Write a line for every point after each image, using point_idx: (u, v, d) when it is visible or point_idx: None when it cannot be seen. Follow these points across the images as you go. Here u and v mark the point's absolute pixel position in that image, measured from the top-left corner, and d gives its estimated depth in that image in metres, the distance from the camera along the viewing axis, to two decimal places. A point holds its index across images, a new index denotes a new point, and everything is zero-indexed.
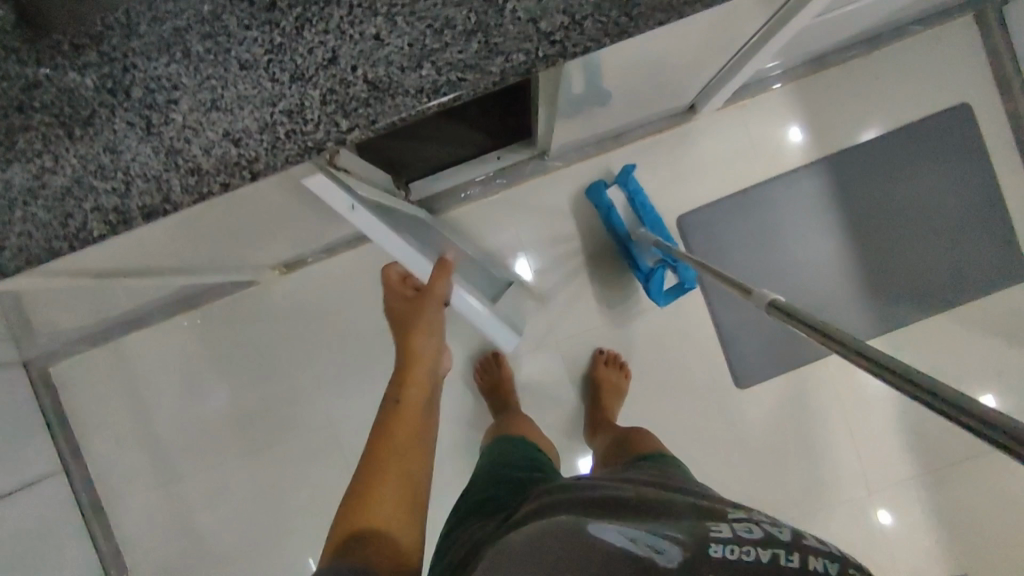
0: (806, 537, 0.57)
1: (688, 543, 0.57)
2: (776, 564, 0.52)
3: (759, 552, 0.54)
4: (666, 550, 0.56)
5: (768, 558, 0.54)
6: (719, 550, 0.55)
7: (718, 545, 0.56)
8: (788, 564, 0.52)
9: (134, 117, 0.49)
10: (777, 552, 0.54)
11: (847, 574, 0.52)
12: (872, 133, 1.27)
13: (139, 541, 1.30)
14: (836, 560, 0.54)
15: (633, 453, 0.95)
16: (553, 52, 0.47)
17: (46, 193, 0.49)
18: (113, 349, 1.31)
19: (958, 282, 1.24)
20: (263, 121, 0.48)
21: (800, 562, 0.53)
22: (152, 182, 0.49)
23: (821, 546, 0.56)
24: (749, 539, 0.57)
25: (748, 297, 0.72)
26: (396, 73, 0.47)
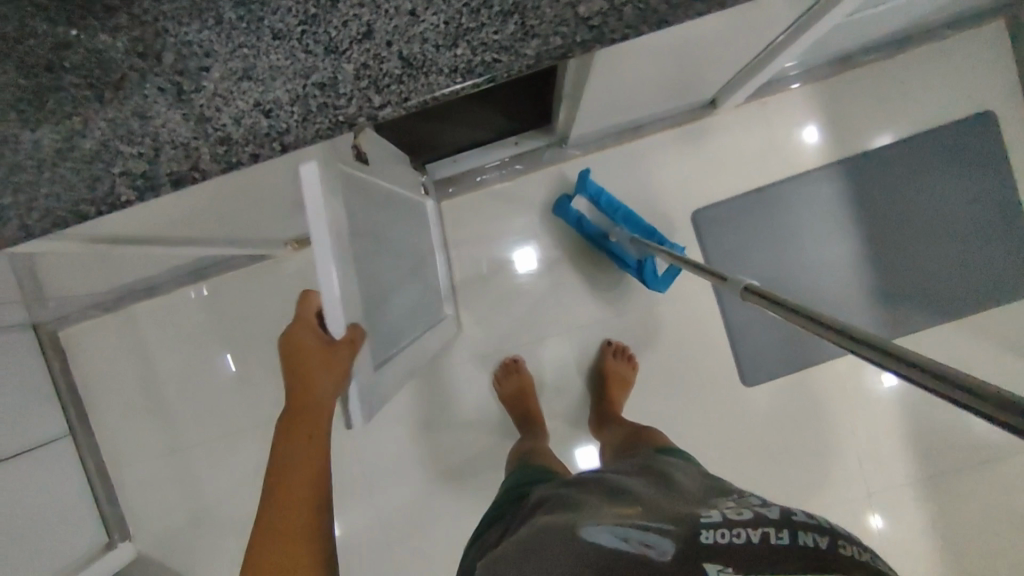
0: (796, 514, 0.57)
1: (679, 532, 0.57)
2: (766, 544, 0.53)
3: (751, 533, 0.54)
4: (657, 542, 0.56)
5: (760, 539, 0.54)
6: (710, 536, 0.55)
7: (711, 532, 0.55)
8: (778, 542, 0.53)
9: (165, 82, 0.49)
10: (767, 531, 0.54)
11: (837, 544, 0.52)
12: (889, 137, 1.26)
13: (143, 506, 1.32)
14: (825, 532, 0.54)
15: (638, 448, 0.96)
16: (590, 37, 0.46)
17: (74, 155, 0.49)
18: (125, 317, 1.32)
19: (973, 291, 1.23)
20: (295, 93, 0.48)
21: (791, 538, 0.53)
22: (181, 149, 0.48)
23: (810, 520, 0.56)
24: (740, 522, 0.57)
25: (724, 282, 0.75)
26: (430, 52, 0.47)
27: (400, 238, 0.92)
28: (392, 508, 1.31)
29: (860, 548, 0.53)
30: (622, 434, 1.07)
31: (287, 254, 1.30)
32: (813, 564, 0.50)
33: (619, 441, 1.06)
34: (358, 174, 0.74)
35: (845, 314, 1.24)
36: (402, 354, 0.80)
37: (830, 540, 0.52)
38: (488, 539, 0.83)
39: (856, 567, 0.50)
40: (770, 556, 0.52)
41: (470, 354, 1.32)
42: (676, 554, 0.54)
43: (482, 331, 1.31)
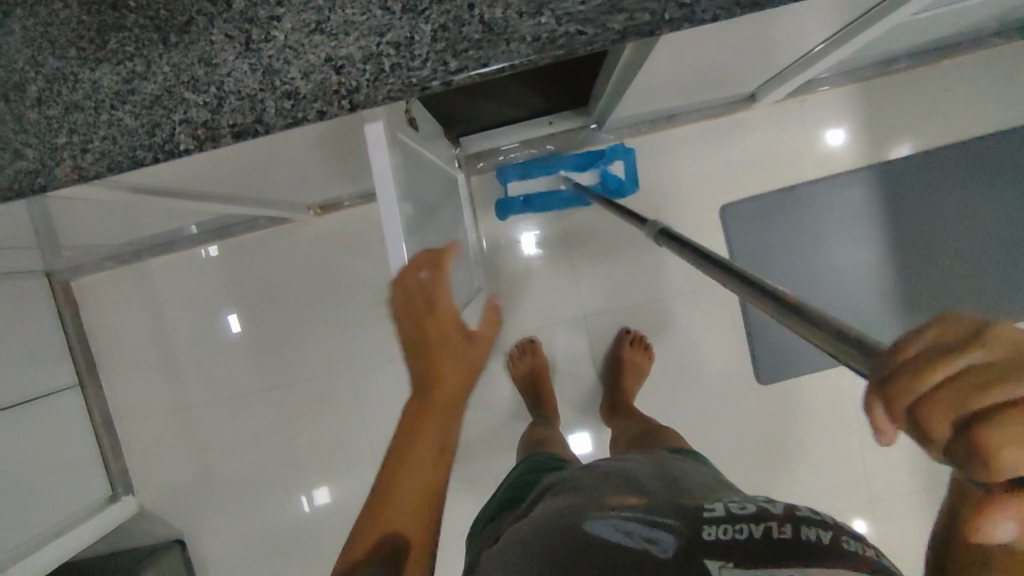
0: (801, 509, 0.55)
1: (682, 528, 0.56)
2: (767, 539, 0.52)
3: (752, 529, 0.53)
4: (660, 539, 0.55)
5: (761, 532, 0.52)
6: (712, 533, 0.54)
7: (714, 528, 0.54)
8: (780, 537, 0.51)
9: (233, 29, 0.47)
10: (768, 525, 0.53)
11: (840, 542, 0.51)
12: (905, 148, 1.25)
13: (148, 462, 1.32)
14: (830, 528, 0.52)
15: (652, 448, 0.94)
16: (679, 16, 0.45)
17: (134, 99, 0.47)
18: (140, 271, 1.31)
19: (996, 307, 1.22)
20: (368, 51, 0.46)
21: (792, 532, 0.52)
22: (246, 100, 0.47)
23: (816, 517, 0.55)
24: (743, 516, 0.55)
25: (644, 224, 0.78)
26: (513, 18, 0.46)
27: (436, 212, 0.90)
28: None
29: (866, 545, 0.52)
30: (634, 431, 1.06)
31: (310, 219, 1.29)
32: (813, 562, 0.49)
33: (630, 437, 1.05)
34: (407, 143, 0.73)
35: (864, 317, 1.24)
36: None
37: (832, 535, 0.51)
38: (498, 521, 0.83)
39: (859, 564, 0.48)
40: (772, 552, 0.50)
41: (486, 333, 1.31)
42: (676, 553, 0.53)
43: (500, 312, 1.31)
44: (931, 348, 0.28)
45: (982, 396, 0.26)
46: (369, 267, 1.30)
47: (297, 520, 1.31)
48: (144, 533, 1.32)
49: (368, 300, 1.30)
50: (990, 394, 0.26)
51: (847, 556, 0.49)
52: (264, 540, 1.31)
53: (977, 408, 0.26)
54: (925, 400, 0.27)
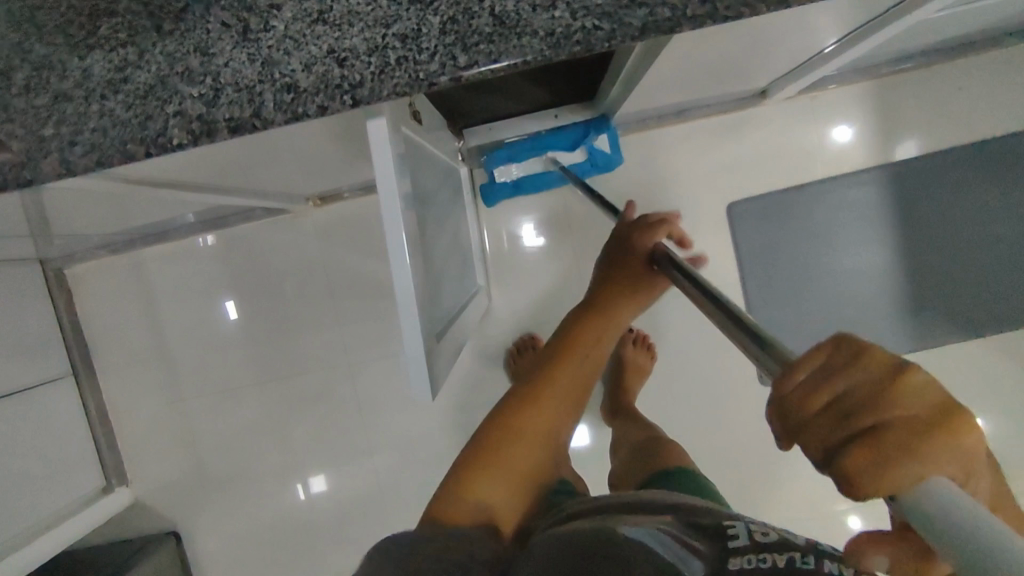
0: (822, 545, 0.51)
1: (707, 551, 0.50)
2: (791, 569, 0.46)
3: (775, 558, 0.47)
4: (688, 558, 0.49)
5: (784, 562, 0.47)
6: (739, 561, 0.48)
7: (739, 556, 0.48)
8: (804, 567, 0.46)
9: (231, 18, 0.45)
10: (791, 555, 0.48)
11: None
12: (911, 147, 1.23)
13: (142, 453, 1.30)
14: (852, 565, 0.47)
15: (652, 468, 0.91)
16: (702, 12, 0.43)
17: (126, 89, 0.45)
18: (134, 259, 1.28)
19: (1005, 311, 1.21)
20: (373, 43, 0.44)
21: (817, 565, 0.46)
22: (243, 93, 0.44)
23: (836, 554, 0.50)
24: (767, 546, 0.49)
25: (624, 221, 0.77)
26: (526, 11, 0.43)
27: (439, 207, 0.88)
28: (396, 478, 1.29)
29: None
30: (634, 441, 1.04)
31: (309, 210, 1.26)
32: None
33: (630, 448, 1.02)
34: (409, 138, 0.70)
35: (871, 319, 1.22)
36: (439, 328, 0.77)
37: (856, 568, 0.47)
38: None
39: None
40: None
41: (486, 329, 1.29)
42: None
43: (501, 308, 1.29)
44: (819, 370, 0.30)
45: (850, 419, 0.28)
46: (369, 260, 1.28)
47: (294, 514, 1.30)
48: (139, 525, 1.31)
49: (367, 293, 1.28)
50: (853, 420, 0.28)
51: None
52: (259, 532, 1.30)
53: (842, 432, 0.28)
54: (808, 421, 0.29)
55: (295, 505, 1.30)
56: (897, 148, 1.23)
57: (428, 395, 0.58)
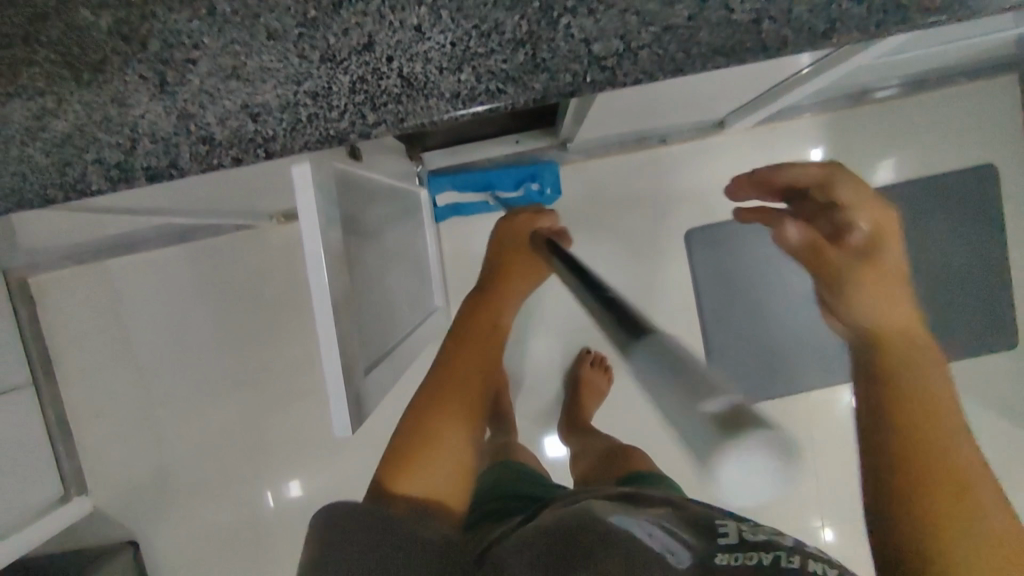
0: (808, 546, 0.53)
1: (698, 549, 0.52)
2: (775, 567, 0.48)
3: (761, 556, 0.49)
4: (677, 551, 0.52)
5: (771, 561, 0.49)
6: (725, 554, 0.50)
7: (723, 551, 0.51)
8: (788, 565, 0.48)
9: (147, 71, 0.46)
10: (777, 555, 0.49)
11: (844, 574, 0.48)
12: (883, 175, 1.25)
13: (103, 461, 1.31)
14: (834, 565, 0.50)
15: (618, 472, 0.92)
16: (602, 78, 0.44)
17: (45, 136, 0.46)
18: (99, 269, 1.29)
19: (951, 342, 1.24)
20: (286, 100, 0.45)
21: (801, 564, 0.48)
22: (160, 143, 0.46)
23: (820, 554, 0.53)
24: (754, 544, 0.52)
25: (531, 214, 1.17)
26: (433, 73, 0.45)
27: (386, 233, 0.89)
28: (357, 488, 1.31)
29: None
30: (598, 452, 1.05)
31: (274, 226, 1.28)
32: None
33: (596, 458, 1.03)
34: (346, 169, 0.70)
35: (823, 344, 1.25)
36: (386, 350, 0.78)
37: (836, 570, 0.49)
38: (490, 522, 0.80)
39: None
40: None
41: None
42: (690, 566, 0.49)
43: None
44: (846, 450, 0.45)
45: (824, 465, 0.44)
46: None
47: (253, 524, 1.31)
48: (99, 532, 1.31)
49: None
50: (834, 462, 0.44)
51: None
52: (217, 541, 1.31)
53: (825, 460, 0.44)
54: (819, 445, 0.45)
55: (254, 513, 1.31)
56: (874, 170, 1.25)
57: (345, 432, 0.58)
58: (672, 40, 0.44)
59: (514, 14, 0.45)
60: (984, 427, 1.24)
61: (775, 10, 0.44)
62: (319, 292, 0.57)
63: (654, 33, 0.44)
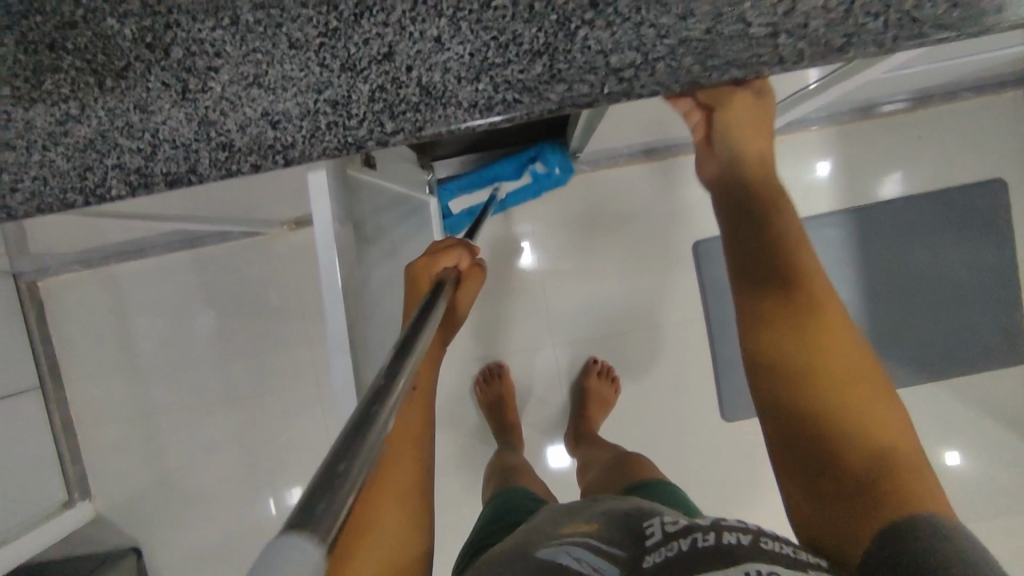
0: (725, 519, 0.54)
1: (627, 560, 0.52)
2: (693, 550, 0.49)
3: (681, 544, 0.50)
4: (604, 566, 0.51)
5: (688, 546, 0.50)
6: (654, 558, 0.50)
7: (651, 556, 0.51)
8: (703, 544, 0.49)
9: (170, 79, 0.47)
10: (692, 536, 0.51)
11: (761, 541, 0.49)
12: (894, 186, 1.25)
13: (108, 466, 1.31)
14: (748, 531, 0.51)
15: (624, 483, 0.90)
16: (618, 90, 0.44)
17: (67, 141, 0.47)
18: (108, 275, 1.30)
19: (959, 357, 1.23)
20: (305, 107, 0.46)
21: (715, 539, 0.50)
22: (180, 150, 0.46)
23: (739, 524, 0.53)
24: (675, 532, 0.53)
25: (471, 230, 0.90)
26: (452, 83, 0.45)
27: (395, 241, 0.89)
28: None
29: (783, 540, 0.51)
30: (604, 463, 1.04)
31: (283, 234, 1.28)
32: (734, 563, 0.46)
33: (602, 469, 1.02)
34: (360, 178, 0.71)
35: None
36: None
37: (753, 538, 0.50)
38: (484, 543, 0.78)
39: (781, 561, 0.47)
40: (702, 560, 0.48)
41: (455, 355, 1.31)
42: None
43: (469, 336, 1.31)
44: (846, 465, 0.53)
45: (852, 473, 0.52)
46: None
47: (256, 531, 1.30)
48: (102, 538, 1.31)
49: None
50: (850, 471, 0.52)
51: (760, 554, 0.48)
52: (220, 549, 1.30)
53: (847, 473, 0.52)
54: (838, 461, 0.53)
55: (257, 520, 1.30)
56: (882, 184, 1.26)
57: None
58: (689, 52, 0.45)
59: (532, 25, 0.45)
60: (994, 442, 1.23)
61: (790, 23, 0.44)
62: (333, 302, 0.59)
63: (670, 45, 0.45)
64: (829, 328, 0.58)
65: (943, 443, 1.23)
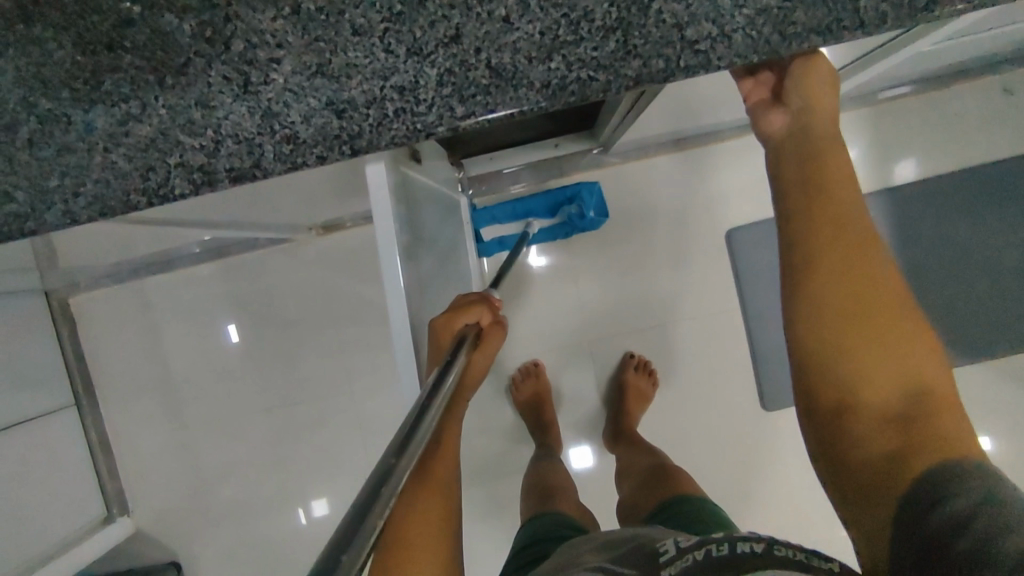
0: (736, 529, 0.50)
1: None
2: (706, 562, 0.46)
3: (697, 554, 0.48)
4: None
5: (702, 556, 0.47)
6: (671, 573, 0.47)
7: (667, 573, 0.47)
8: (715, 556, 0.46)
9: (231, 72, 0.46)
10: (707, 546, 0.48)
11: (771, 548, 0.46)
12: (906, 167, 1.23)
13: (144, 481, 1.30)
14: (761, 538, 0.48)
15: (663, 496, 0.87)
16: (695, 62, 0.43)
17: (129, 141, 0.46)
18: (138, 287, 1.29)
19: (1006, 336, 1.20)
20: (371, 95, 0.44)
21: (728, 548, 0.47)
22: (244, 144, 0.45)
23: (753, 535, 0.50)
24: (690, 545, 0.50)
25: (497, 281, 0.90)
26: (522, 63, 0.44)
27: (434, 235, 0.88)
28: None
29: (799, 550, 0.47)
30: (641, 468, 1.01)
31: (311, 239, 1.27)
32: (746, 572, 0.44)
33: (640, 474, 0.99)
34: (410, 175, 0.73)
35: None
36: None
37: (764, 544, 0.47)
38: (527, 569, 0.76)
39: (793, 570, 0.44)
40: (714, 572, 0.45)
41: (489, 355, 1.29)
42: None
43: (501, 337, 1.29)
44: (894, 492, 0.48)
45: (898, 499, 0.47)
46: (370, 286, 1.28)
47: (294, 541, 1.28)
48: (141, 553, 1.30)
49: (368, 319, 1.28)
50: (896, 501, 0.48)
51: (772, 564, 0.44)
52: (259, 559, 1.29)
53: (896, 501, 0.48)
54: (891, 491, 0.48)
55: (295, 530, 1.29)
56: (919, 163, 1.23)
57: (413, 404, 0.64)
58: (768, 21, 0.43)
59: (603, 1, 0.43)
60: None
61: None
62: (396, 304, 0.62)
63: (748, 15, 0.43)
64: (874, 279, 0.51)
65: (992, 423, 1.21)
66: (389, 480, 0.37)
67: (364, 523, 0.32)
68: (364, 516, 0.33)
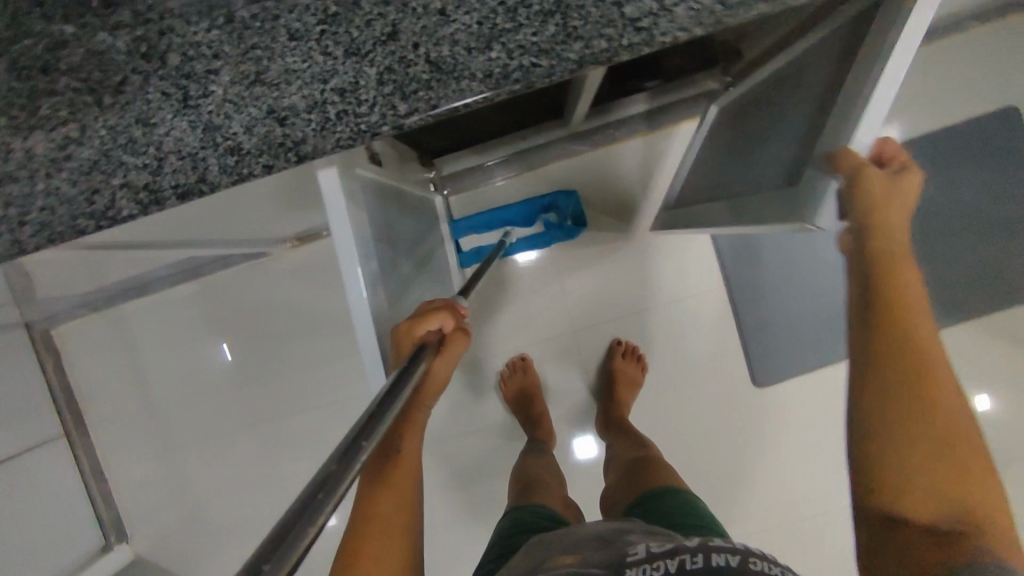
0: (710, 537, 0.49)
1: None
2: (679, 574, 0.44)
3: (669, 565, 0.45)
4: None
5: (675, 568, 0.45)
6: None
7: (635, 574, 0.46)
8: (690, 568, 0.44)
9: (169, 87, 0.45)
10: (680, 557, 0.46)
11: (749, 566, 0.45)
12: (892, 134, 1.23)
13: (139, 505, 1.29)
14: (736, 551, 0.46)
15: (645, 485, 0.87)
16: (638, 40, 0.42)
17: (70, 165, 0.45)
18: (120, 312, 1.28)
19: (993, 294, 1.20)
20: (313, 99, 0.44)
21: (704, 561, 0.45)
22: (188, 159, 0.44)
23: (726, 544, 0.48)
24: (659, 553, 0.47)
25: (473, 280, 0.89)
26: (461, 55, 0.43)
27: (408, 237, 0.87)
28: None
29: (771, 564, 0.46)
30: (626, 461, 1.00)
31: (287, 250, 1.26)
32: None
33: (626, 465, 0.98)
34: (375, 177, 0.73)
35: None
36: None
37: (741, 558, 0.45)
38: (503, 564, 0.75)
39: None
40: None
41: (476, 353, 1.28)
42: None
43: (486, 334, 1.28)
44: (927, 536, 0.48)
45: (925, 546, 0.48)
46: None
47: None
48: None
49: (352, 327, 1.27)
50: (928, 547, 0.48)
51: None
52: None
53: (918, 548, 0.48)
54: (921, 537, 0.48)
55: None
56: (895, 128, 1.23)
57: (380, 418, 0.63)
58: None
59: None
60: None
61: None
62: (361, 310, 0.62)
63: None
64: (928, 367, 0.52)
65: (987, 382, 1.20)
66: (329, 484, 0.36)
67: (297, 527, 0.32)
68: (296, 521, 0.32)
